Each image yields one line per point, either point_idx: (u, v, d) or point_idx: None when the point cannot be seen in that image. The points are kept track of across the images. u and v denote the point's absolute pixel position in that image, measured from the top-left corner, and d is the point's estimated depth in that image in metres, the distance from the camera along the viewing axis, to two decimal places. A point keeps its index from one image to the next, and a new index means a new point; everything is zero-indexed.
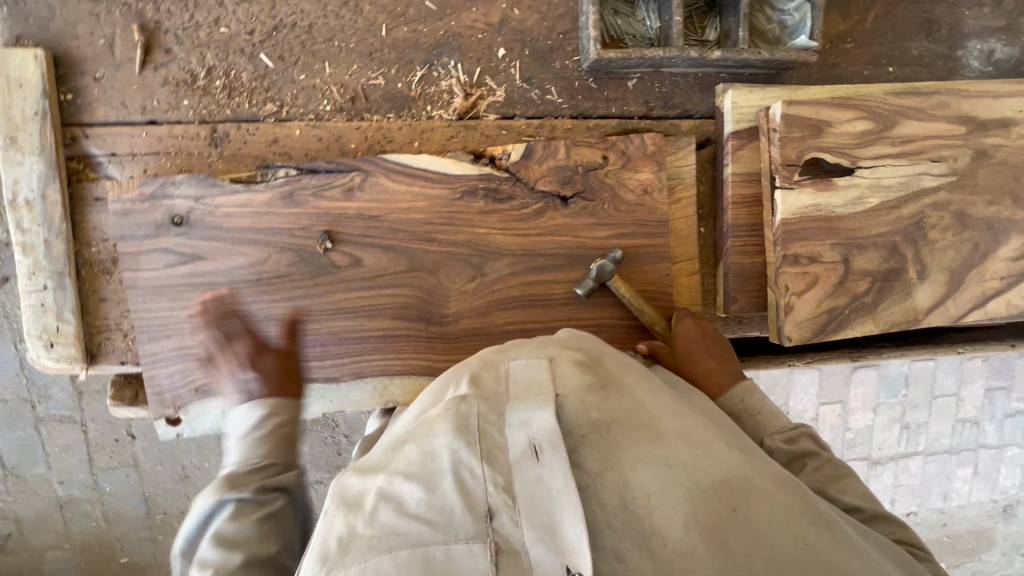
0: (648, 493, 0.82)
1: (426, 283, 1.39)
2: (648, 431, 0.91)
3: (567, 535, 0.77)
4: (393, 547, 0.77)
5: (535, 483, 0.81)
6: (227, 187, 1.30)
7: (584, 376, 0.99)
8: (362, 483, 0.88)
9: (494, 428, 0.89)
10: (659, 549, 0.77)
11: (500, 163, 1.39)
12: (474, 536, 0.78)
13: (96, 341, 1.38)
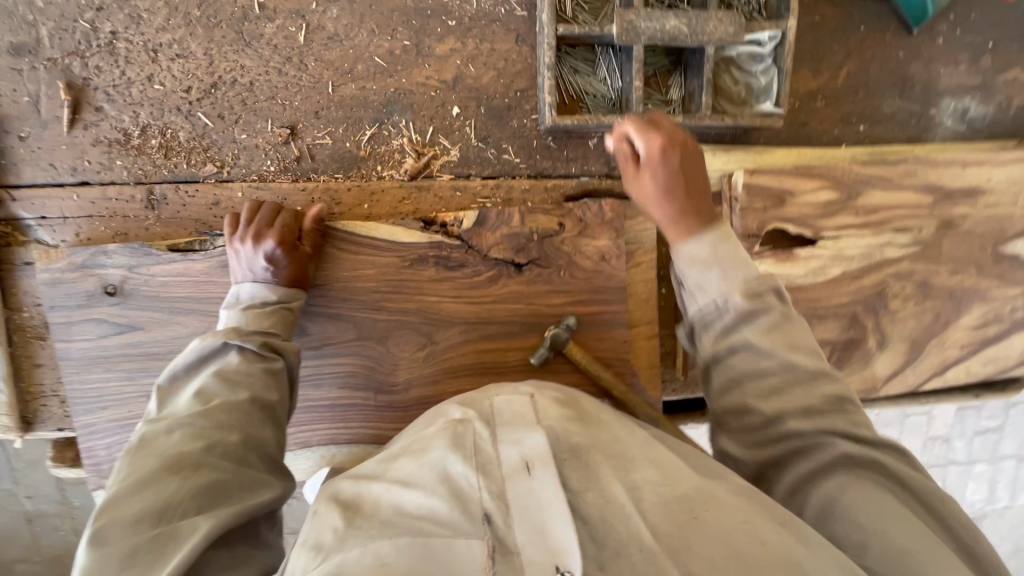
0: (623, 504, 0.82)
1: (375, 352, 1.35)
2: (625, 455, 0.91)
3: (557, 535, 0.75)
4: (392, 535, 0.75)
5: (528, 494, 0.81)
6: (163, 256, 1.24)
7: (565, 411, 0.99)
8: (355, 488, 0.88)
9: (488, 446, 0.90)
10: (634, 556, 0.75)
11: (452, 229, 1.35)
12: (472, 534, 0.76)
13: (32, 408, 1.34)
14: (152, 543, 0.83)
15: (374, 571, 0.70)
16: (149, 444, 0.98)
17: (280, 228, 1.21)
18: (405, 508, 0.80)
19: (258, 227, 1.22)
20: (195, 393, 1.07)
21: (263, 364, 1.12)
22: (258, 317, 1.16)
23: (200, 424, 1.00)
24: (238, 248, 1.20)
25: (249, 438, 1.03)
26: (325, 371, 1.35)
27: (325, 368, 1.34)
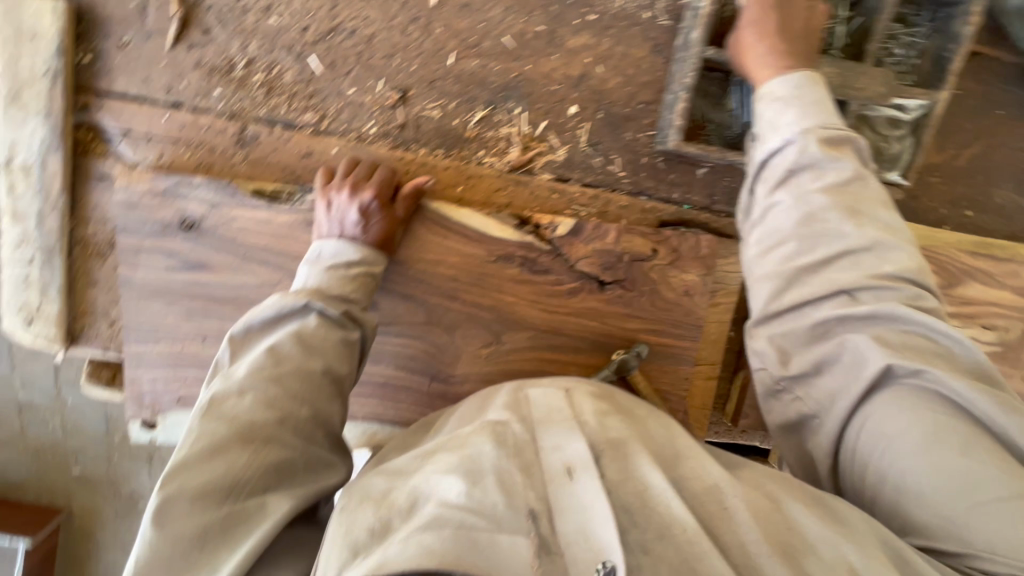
0: (660, 487, 0.88)
1: (439, 340, 1.31)
2: (657, 453, 0.97)
3: (598, 534, 0.80)
4: (435, 525, 0.78)
5: (570, 497, 0.86)
6: (248, 200, 1.19)
7: (599, 406, 1.06)
8: (388, 483, 0.92)
9: (530, 448, 0.94)
10: (676, 535, 0.81)
11: (544, 232, 1.29)
12: (517, 530, 0.79)
13: (79, 324, 1.28)
14: (226, 521, 0.85)
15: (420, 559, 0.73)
16: (219, 406, 0.94)
17: (378, 184, 1.16)
18: (446, 500, 0.83)
19: (355, 180, 1.18)
20: (266, 351, 1.02)
21: (341, 333, 1.08)
22: (342, 281, 1.11)
23: (273, 390, 0.97)
24: (331, 198, 1.16)
25: (319, 413, 1.01)
26: (385, 349, 1.31)
27: (386, 346, 1.30)
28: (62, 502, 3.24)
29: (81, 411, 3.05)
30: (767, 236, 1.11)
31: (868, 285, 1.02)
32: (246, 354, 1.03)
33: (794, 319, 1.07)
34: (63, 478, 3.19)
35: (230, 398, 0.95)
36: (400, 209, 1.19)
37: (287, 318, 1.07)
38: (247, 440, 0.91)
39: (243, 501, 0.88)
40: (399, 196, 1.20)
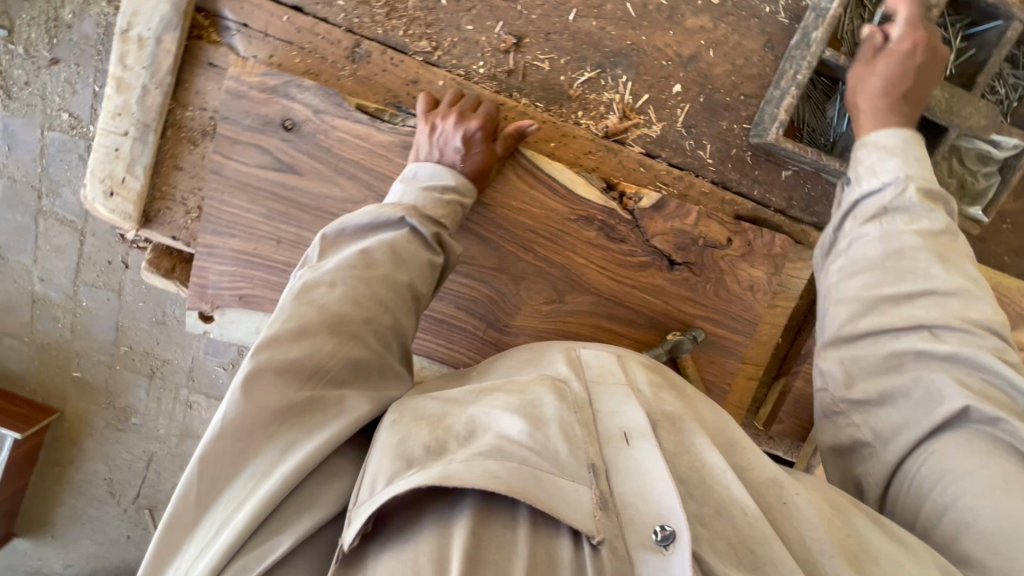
0: (722, 471, 0.87)
1: (504, 288, 1.32)
2: (717, 442, 0.96)
3: (657, 500, 0.80)
4: (500, 456, 0.78)
5: (626, 461, 0.86)
6: (352, 113, 1.19)
7: (654, 377, 1.06)
8: (441, 408, 0.91)
9: (587, 407, 0.95)
10: (738, 518, 0.81)
11: (628, 202, 1.30)
12: (578, 479, 0.80)
13: (155, 207, 1.28)
14: (307, 402, 0.86)
15: (486, 482, 0.74)
16: (309, 293, 0.95)
17: (485, 117, 1.17)
18: (505, 434, 0.83)
19: (462, 109, 1.19)
20: (358, 253, 1.03)
21: (427, 254, 1.09)
22: (437, 202, 1.12)
23: (361, 290, 0.98)
24: (437, 122, 1.17)
25: (396, 324, 1.02)
26: (451, 287, 1.31)
27: (452, 284, 1.31)
28: (54, 404, 3.23)
29: (93, 316, 3.03)
30: (853, 263, 1.14)
31: (953, 326, 1.02)
32: (337, 255, 1.04)
33: (871, 344, 1.08)
34: (62, 379, 3.18)
35: (320, 289, 0.96)
36: (500, 147, 1.21)
37: (381, 229, 1.09)
38: (334, 330, 0.92)
39: (323, 388, 0.89)
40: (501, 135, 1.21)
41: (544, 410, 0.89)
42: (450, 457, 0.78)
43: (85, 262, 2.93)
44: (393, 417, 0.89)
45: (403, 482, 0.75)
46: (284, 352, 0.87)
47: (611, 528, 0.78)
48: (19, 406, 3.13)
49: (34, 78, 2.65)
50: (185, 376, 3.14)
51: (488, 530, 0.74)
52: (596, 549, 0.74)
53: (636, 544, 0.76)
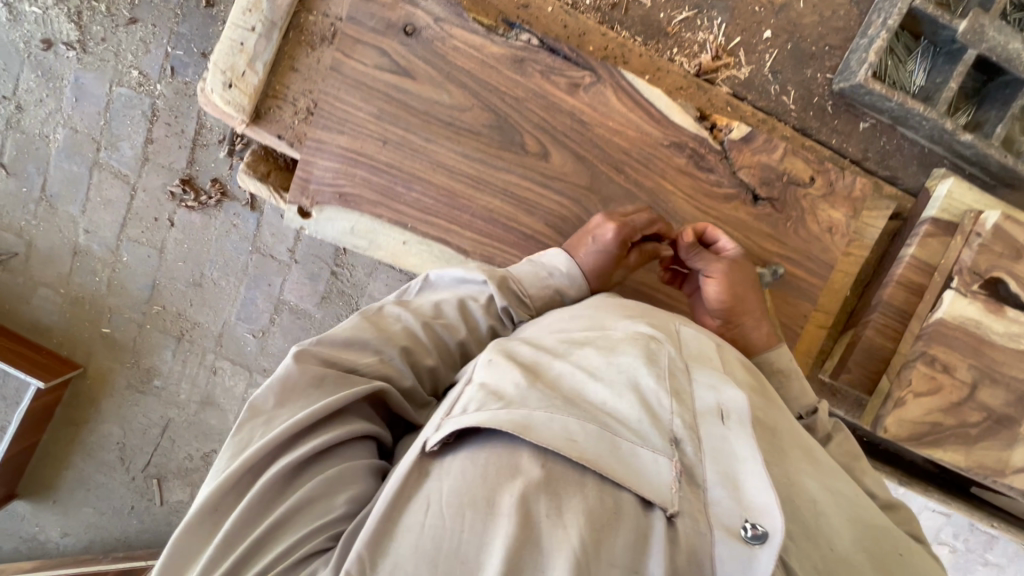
0: (813, 500, 0.83)
1: (593, 207, 1.35)
2: (808, 453, 0.93)
3: (748, 491, 0.76)
4: (581, 420, 0.78)
5: (720, 439, 0.82)
6: (470, 23, 1.26)
7: (750, 380, 1.03)
8: (536, 357, 0.92)
9: (682, 374, 0.91)
10: (827, 554, 0.78)
11: (718, 133, 1.36)
12: (660, 450, 0.79)
13: (267, 105, 1.33)
14: (336, 378, 0.91)
15: (564, 445, 0.74)
16: (379, 316, 1.04)
17: (625, 226, 1.23)
18: (589, 397, 0.85)
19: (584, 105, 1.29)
20: (433, 305, 1.11)
21: (495, 324, 1.14)
22: (537, 284, 1.18)
23: (419, 334, 1.04)
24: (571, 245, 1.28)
25: (435, 371, 1.04)
26: (541, 202, 1.34)
27: (543, 199, 1.34)
28: (79, 359, 3.11)
29: (131, 273, 2.96)
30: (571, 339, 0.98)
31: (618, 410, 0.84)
32: (426, 297, 1.15)
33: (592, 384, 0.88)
34: (88, 335, 3.07)
35: (389, 316, 1.05)
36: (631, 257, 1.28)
37: (468, 286, 1.17)
38: (381, 350, 0.98)
39: (347, 358, 0.95)
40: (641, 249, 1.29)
41: (631, 375, 0.88)
42: (534, 404, 0.79)
43: (132, 218, 2.87)
44: (490, 357, 0.90)
45: (476, 414, 0.77)
46: (351, 332, 0.98)
47: (691, 504, 0.75)
48: (40, 354, 2.99)
49: (111, 36, 2.67)
50: (213, 341, 3.00)
51: (558, 470, 0.73)
52: (671, 522, 0.72)
53: (719, 529, 0.72)
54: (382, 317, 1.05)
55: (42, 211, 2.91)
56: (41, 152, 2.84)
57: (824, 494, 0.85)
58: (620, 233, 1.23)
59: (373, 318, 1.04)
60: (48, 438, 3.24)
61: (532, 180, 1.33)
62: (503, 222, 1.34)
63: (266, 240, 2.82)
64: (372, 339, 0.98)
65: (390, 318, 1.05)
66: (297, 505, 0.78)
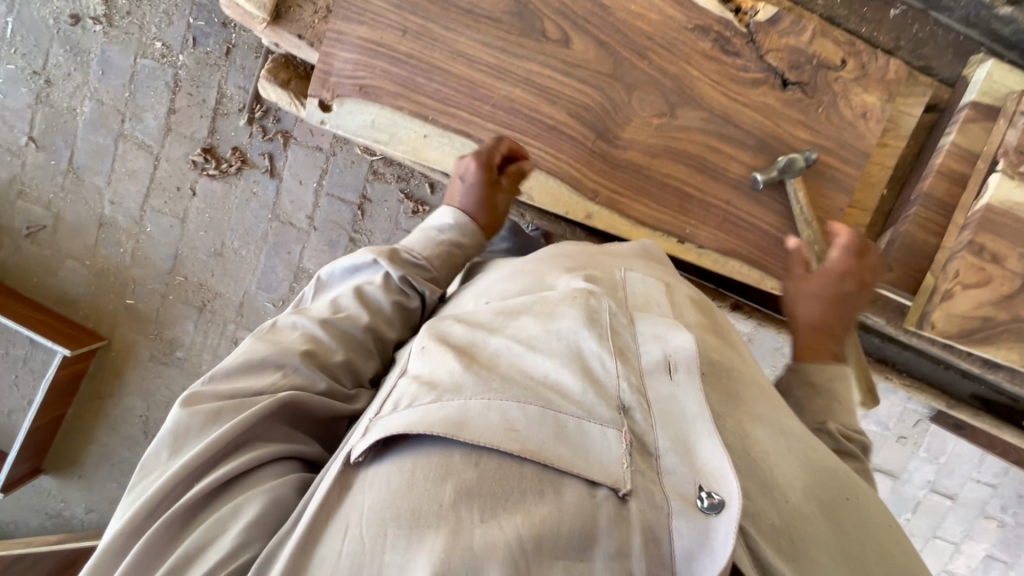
0: (766, 450, 0.91)
1: (617, 96, 1.33)
2: (762, 391, 1.07)
3: (701, 453, 0.82)
4: (524, 399, 0.81)
5: (668, 398, 0.89)
6: None
7: (701, 319, 1.15)
8: (472, 336, 0.95)
9: (624, 330, 0.97)
10: (781, 507, 0.85)
11: (744, 17, 1.33)
12: (610, 423, 0.82)
13: (287, 5, 1.34)
14: (234, 407, 0.90)
15: (503, 431, 0.76)
16: (276, 334, 1.02)
17: (477, 157, 1.24)
18: (533, 371, 0.88)
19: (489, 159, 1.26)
20: (330, 303, 1.10)
21: (400, 298, 1.13)
22: (428, 245, 1.20)
23: (321, 329, 1.03)
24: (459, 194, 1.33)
25: (351, 364, 1.04)
26: (564, 92, 1.32)
27: (566, 89, 1.32)
28: (104, 332, 3.10)
29: (154, 243, 2.97)
30: (511, 310, 1.01)
31: (577, 389, 0.85)
32: (322, 297, 1.14)
33: (530, 362, 0.90)
34: (113, 306, 3.08)
35: (286, 331, 1.03)
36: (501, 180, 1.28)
37: (360, 272, 1.16)
38: (280, 363, 0.97)
39: (246, 388, 0.93)
40: (505, 172, 1.28)
41: (566, 341, 0.93)
42: (470, 394, 0.81)
43: (155, 187, 2.89)
44: (424, 344, 0.94)
45: (407, 414, 0.79)
46: (230, 373, 0.95)
47: (646, 482, 0.79)
48: (66, 325, 3.00)
49: (136, 9, 2.72)
50: (235, 312, 2.96)
51: (501, 465, 0.75)
52: (624, 501, 0.75)
53: (676, 500, 0.77)
54: (275, 338, 1.01)
55: (69, 184, 2.95)
56: (69, 126, 2.88)
57: (775, 443, 0.94)
58: (474, 172, 1.24)
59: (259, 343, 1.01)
60: (68, 421, 3.19)
61: (554, 69, 1.31)
62: (525, 113, 1.32)
63: (286, 208, 2.80)
64: (264, 352, 0.98)
65: (285, 330, 1.04)
66: (201, 541, 0.78)
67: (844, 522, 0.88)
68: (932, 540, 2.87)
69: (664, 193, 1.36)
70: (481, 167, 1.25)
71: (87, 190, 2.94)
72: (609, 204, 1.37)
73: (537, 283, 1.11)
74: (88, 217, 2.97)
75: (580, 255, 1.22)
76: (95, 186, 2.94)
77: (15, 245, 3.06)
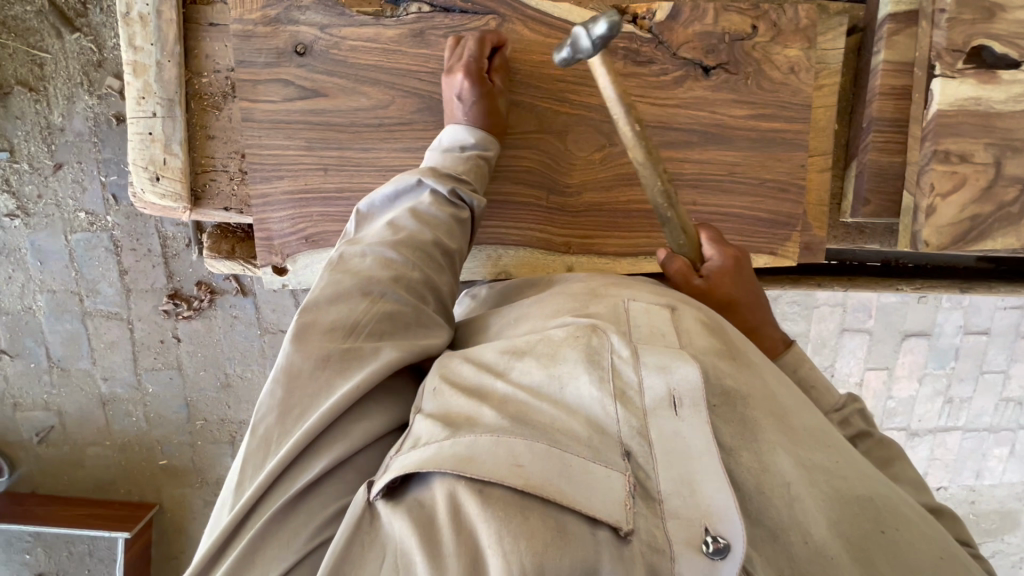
0: (788, 483, 0.75)
1: (552, 147, 1.30)
2: (785, 418, 0.82)
3: (709, 496, 0.70)
4: (529, 436, 0.73)
5: (674, 436, 0.75)
6: (357, 18, 1.20)
7: (715, 340, 0.89)
8: (478, 376, 0.84)
9: (627, 366, 0.80)
10: (796, 548, 0.72)
11: (643, 22, 1.29)
12: (616, 465, 0.72)
13: (201, 182, 1.29)
14: (344, 353, 0.85)
15: (508, 469, 0.68)
16: (340, 297, 0.90)
17: (468, 65, 1.14)
18: (531, 413, 0.78)
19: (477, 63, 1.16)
20: (387, 226, 1.03)
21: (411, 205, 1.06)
22: (455, 161, 1.12)
23: (392, 251, 0.98)
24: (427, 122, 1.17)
25: (430, 281, 1.00)
26: (499, 164, 1.29)
27: (500, 160, 1.28)
28: (152, 498, 2.87)
29: (162, 400, 2.70)
30: (511, 348, 0.87)
31: (582, 439, 0.74)
32: (370, 230, 1.04)
33: (534, 408, 0.78)
34: (150, 472, 2.83)
35: (353, 257, 0.97)
36: (499, 79, 1.20)
37: (402, 198, 1.08)
38: (367, 291, 0.92)
39: (362, 341, 0.87)
40: (492, 70, 1.20)
41: (570, 385, 0.80)
42: (483, 429, 0.74)
43: (140, 350, 2.60)
44: (434, 386, 0.85)
45: (422, 451, 0.73)
46: (318, 317, 0.87)
47: (650, 522, 0.69)
48: (115, 508, 2.79)
49: (45, 190, 2.35)
50: None
51: (498, 505, 0.65)
52: (626, 541, 0.67)
53: (679, 542, 0.68)
54: (351, 269, 0.94)
55: (56, 379, 2.66)
56: (33, 326, 2.57)
57: (801, 475, 0.76)
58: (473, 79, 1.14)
59: (386, 260, 0.97)
60: None
61: None
62: None
63: (271, 316, 2.54)
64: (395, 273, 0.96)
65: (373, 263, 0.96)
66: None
67: (873, 562, 0.72)
68: (983, 376, 2.91)
69: (631, 220, 1.35)
70: (477, 74, 1.15)
71: (76, 379, 2.66)
72: (584, 251, 1.35)
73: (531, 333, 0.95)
74: (88, 402, 2.69)
75: (580, 287, 1.04)
76: (82, 372, 2.66)
77: (32, 455, 2.79)
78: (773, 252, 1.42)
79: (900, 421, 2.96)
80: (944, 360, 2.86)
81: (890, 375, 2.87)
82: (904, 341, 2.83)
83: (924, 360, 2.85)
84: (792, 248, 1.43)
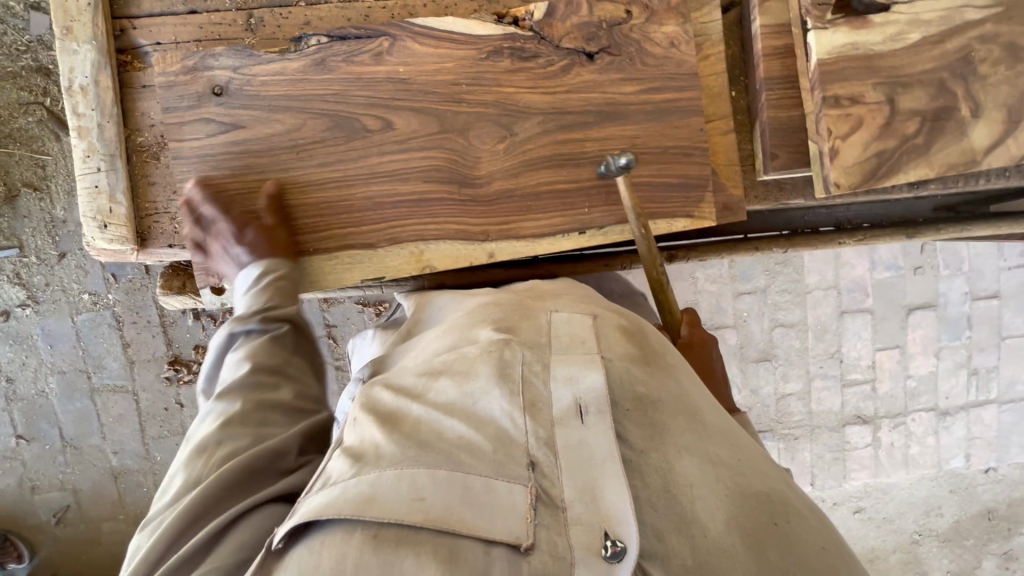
0: (691, 482, 0.87)
1: (456, 145, 1.39)
2: (694, 423, 0.97)
3: (609, 501, 0.79)
4: (433, 464, 0.81)
5: (578, 443, 0.85)
6: (265, 56, 1.35)
7: (629, 347, 1.05)
8: (396, 403, 0.95)
9: (537, 377, 0.93)
10: (698, 539, 0.81)
11: (524, 23, 1.41)
12: (515, 477, 0.81)
13: (146, 224, 1.41)
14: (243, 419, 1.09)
15: (408, 500, 0.76)
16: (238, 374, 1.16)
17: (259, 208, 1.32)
18: (447, 434, 0.87)
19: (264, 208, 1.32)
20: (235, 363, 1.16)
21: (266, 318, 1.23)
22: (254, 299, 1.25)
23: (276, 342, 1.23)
24: (218, 241, 1.32)
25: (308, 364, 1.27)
26: (410, 166, 1.38)
27: (410, 162, 1.38)
28: None
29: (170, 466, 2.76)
30: (432, 371, 0.99)
31: (485, 453, 0.83)
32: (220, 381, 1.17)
33: (444, 424, 0.89)
34: None
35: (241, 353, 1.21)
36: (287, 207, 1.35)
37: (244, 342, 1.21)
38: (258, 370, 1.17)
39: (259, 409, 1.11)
40: (392, 110, 1.38)
41: (480, 402, 0.91)
42: (387, 464, 0.82)
43: (147, 419, 2.70)
44: (354, 416, 0.96)
45: (329, 492, 0.80)
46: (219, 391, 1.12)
47: (551, 531, 0.77)
48: None
49: (51, 277, 2.55)
50: None
51: (398, 541, 0.73)
52: (526, 555, 0.74)
53: (579, 548, 0.75)
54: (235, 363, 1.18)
55: (71, 458, 2.75)
56: (47, 408, 2.69)
57: (702, 473, 0.89)
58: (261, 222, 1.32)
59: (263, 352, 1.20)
60: None
61: (392, 151, 1.38)
62: (388, 199, 1.39)
63: None
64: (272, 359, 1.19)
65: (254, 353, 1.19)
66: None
67: (766, 549, 0.83)
68: (1004, 342, 2.76)
69: (539, 201, 1.41)
70: (267, 220, 1.32)
71: (88, 455, 2.75)
72: (503, 235, 1.42)
73: (462, 340, 1.08)
74: (101, 477, 2.76)
75: (504, 304, 1.17)
76: (94, 447, 2.75)
77: (51, 536, 2.84)
78: (690, 214, 1.46)
79: (926, 402, 2.77)
80: (956, 330, 2.73)
81: (903, 354, 2.72)
82: (910, 316, 2.71)
83: (935, 333, 2.72)
84: (708, 209, 1.46)
